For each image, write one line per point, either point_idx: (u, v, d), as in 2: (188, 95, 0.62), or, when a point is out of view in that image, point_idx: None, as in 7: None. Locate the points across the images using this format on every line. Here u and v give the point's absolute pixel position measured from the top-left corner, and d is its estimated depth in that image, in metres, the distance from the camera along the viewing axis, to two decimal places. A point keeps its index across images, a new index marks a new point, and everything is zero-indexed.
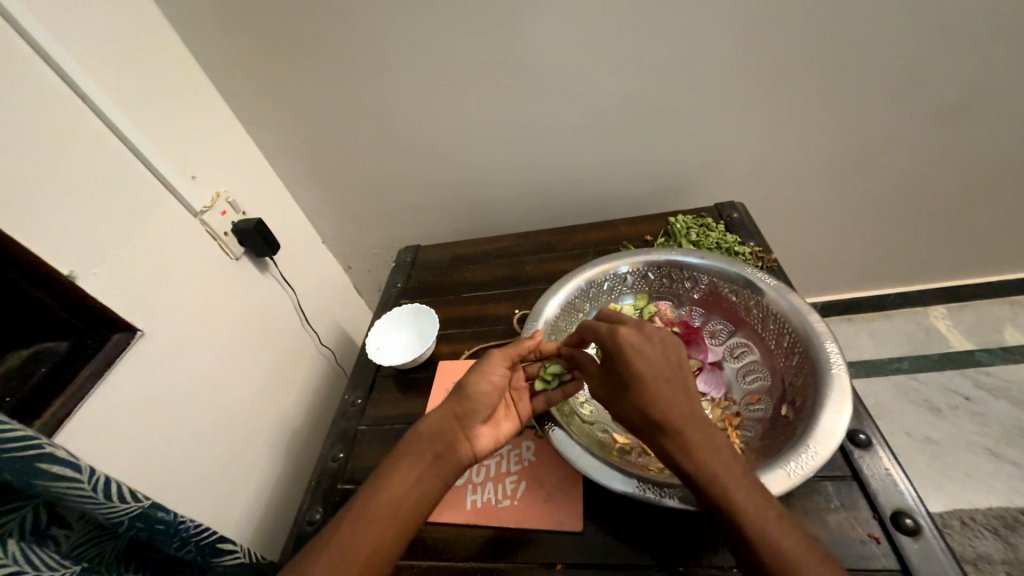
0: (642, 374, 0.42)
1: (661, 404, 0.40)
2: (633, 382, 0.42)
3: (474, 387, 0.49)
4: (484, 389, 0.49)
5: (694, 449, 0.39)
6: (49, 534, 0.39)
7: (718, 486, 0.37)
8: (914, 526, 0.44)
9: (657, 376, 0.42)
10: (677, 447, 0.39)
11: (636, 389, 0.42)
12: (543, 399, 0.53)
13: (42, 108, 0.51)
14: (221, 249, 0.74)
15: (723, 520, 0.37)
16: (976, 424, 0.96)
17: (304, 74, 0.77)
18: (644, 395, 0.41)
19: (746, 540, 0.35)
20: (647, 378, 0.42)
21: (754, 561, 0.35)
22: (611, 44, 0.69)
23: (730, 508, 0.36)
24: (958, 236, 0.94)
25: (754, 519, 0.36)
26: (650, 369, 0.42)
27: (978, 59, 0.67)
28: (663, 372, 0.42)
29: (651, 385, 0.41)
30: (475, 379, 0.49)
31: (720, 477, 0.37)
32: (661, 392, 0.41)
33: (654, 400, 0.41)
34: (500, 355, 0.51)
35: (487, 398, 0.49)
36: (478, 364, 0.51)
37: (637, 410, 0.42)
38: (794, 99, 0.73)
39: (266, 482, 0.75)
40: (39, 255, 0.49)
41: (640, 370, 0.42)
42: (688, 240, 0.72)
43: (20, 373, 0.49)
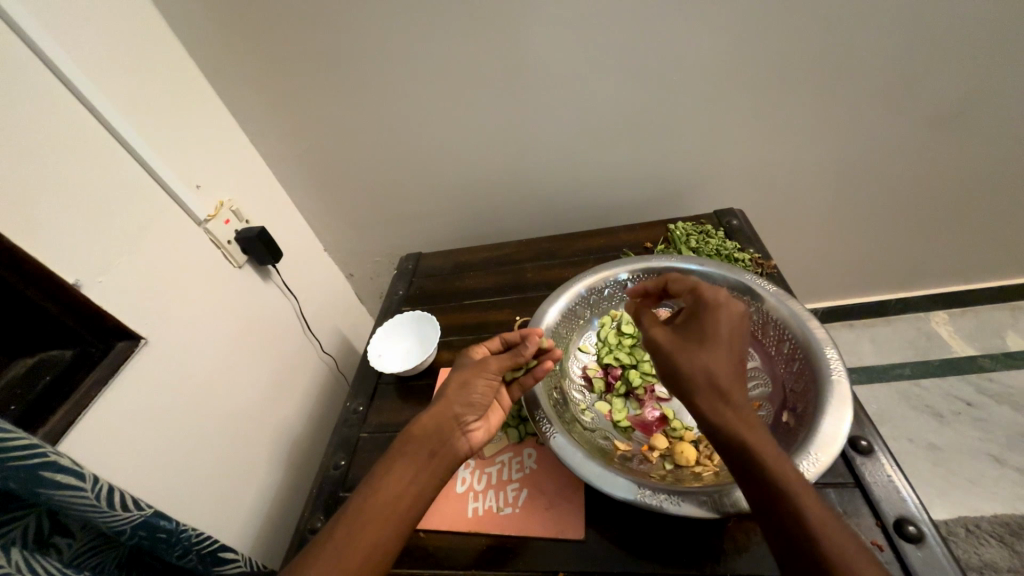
0: (725, 342, 0.43)
1: (727, 374, 0.41)
2: (713, 342, 0.43)
3: (468, 387, 0.50)
4: (479, 387, 0.50)
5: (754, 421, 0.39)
6: (51, 542, 0.39)
7: (776, 465, 0.37)
8: (917, 533, 0.44)
9: (735, 348, 0.43)
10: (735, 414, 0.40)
11: (711, 350, 0.43)
12: (519, 387, 0.54)
13: (47, 120, 0.52)
14: (225, 257, 0.75)
15: (768, 494, 0.36)
16: (979, 430, 0.96)
17: (306, 84, 0.78)
18: (717, 355, 0.42)
19: (793, 516, 0.35)
20: (725, 348, 0.43)
21: (796, 537, 0.35)
22: (608, 54, 0.70)
23: (781, 483, 0.36)
24: (958, 241, 0.94)
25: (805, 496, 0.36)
26: (732, 339, 0.43)
27: (971, 68, 0.68)
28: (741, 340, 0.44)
29: (727, 348, 0.43)
30: (467, 380, 0.50)
31: (777, 457, 0.37)
32: (733, 363, 0.42)
33: (724, 361, 0.42)
34: (491, 359, 0.52)
35: (479, 396, 0.50)
36: (466, 371, 0.51)
37: (703, 368, 0.42)
38: (790, 106, 0.74)
39: (268, 490, 0.75)
40: (46, 264, 0.50)
41: (726, 337, 0.43)
42: (687, 247, 0.73)
43: (23, 382, 0.50)
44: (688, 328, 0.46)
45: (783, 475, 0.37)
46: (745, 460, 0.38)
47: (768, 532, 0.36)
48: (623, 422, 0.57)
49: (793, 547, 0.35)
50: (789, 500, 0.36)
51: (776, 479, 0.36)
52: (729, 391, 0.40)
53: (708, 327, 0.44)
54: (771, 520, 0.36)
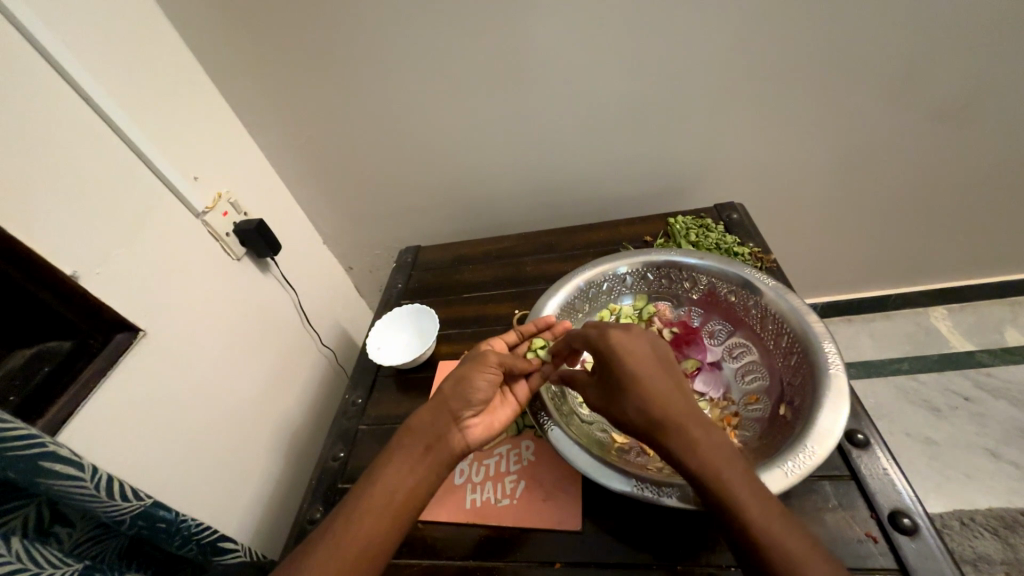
0: (641, 376, 0.42)
1: (660, 407, 0.41)
2: (635, 384, 0.42)
3: (467, 383, 0.49)
4: (478, 387, 0.49)
5: (697, 445, 0.39)
6: (52, 531, 0.40)
7: (725, 488, 0.37)
8: (911, 525, 0.44)
9: (657, 378, 0.42)
10: (677, 446, 0.39)
11: (636, 393, 0.42)
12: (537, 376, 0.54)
13: (44, 110, 0.52)
14: (223, 249, 0.75)
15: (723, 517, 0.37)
16: (976, 425, 0.96)
17: (305, 76, 0.78)
18: (643, 399, 0.41)
19: (746, 537, 0.35)
20: (645, 383, 0.42)
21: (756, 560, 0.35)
22: (608, 45, 0.69)
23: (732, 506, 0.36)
24: (958, 236, 0.94)
25: (757, 517, 0.35)
26: (648, 371, 0.42)
27: (975, 62, 0.67)
28: (659, 372, 0.42)
29: (650, 382, 0.42)
30: (466, 376, 0.49)
31: (727, 479, 0.37)
32: (660, 395, 0.41)
33: (651, 397, 0.41)
34: (491, 353, 0.52)
35: (478, 393, 0.49)
36: (465, 368, 0.50)
37: (637, 411, 0.41)
38: (791, 100, 0.73)
39: (268, 482, 0.76)
40: (44, 255, 0.50)
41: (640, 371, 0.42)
42: (687, 241, 0.73)
43: (22, 374, 0.49)
44: (605, 372, 0.45)
45: (743, 502, 0.36)
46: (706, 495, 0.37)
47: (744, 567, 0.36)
48: None
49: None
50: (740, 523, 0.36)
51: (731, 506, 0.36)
52: (670, 431, 0.40)
53: (616, 370, 0.43)
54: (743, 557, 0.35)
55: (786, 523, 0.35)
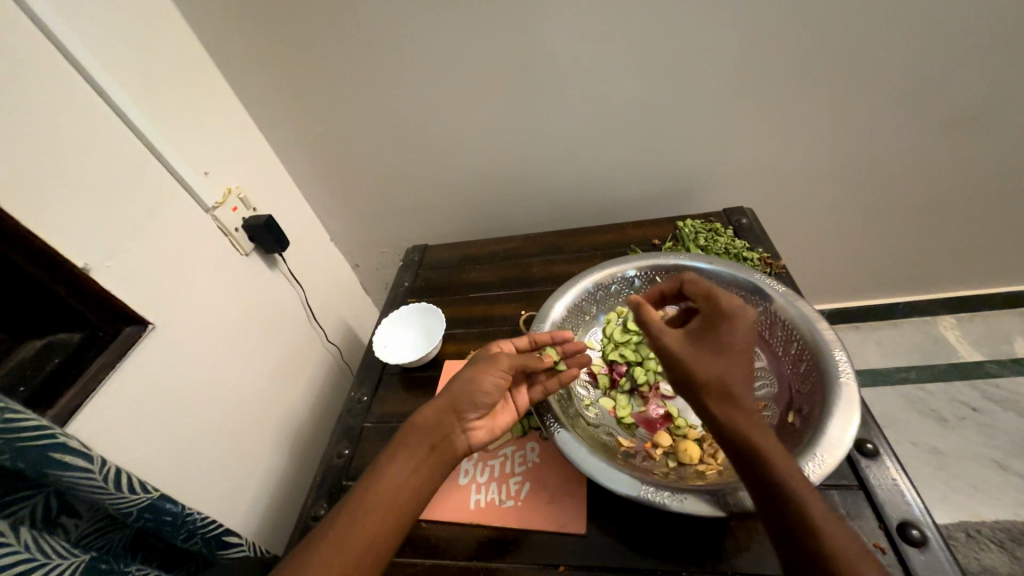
0: (733, 350, 0.43)
1: (737, 379, 0.41)
2: (726, 350, 0.43)
3: (475, 385, 0.49)
4: (486, 390, 0.49)
5: (759, 423, 0.39)
6: (59, 522, 0.40)
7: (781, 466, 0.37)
8: (920, 537, 0.44)
9: (741, 356, 0.43)
10: (744, 417, 0.40)
11: (726, 360, 0.42)
12: (541, 389, 0.53)
13: (58, 104, 0.52)
14: (232, 244, 0.75)
15: (773, 492, 0.36)
16: (983, 436, 0.95)
17: (316, 74, 0.78)
18: (729, 364, 0.42)
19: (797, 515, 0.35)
20: (732, 356, 0.43)
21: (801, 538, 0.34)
22: (619, 48, 0.69)
23: (787, 484, 0.36)
24: (970, 245, 0.93)
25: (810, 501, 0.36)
26: (740, 346, 0.44)
27: (991, 69, 0.67)
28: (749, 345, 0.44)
29: (738, 358, 0.43)
30: (475, 378, 0.49)
31: (783, 459, 0.38)
32: (738, 370, 0.42)
33: (733, 369, 0.42)
34: (504, 355, 0.51)
35: (486, 396, 0.49)
36: (474, 369, 0.50)
37: (718, 374, 0.41)
38: (803, 105, 0.73)
39: (272, 477, 0.76)
40: (56, 248, 0.50)
41: (737, 344, 0.43)
42: (696, 245, 0.72)
43: (33, 366, 0.50)
44: (701, 331, 0.45)
45: (790, 475, 0.37)
46: (753, 460, 0.38)
47: (774, 532, 0.36)
48: (626, 419, 0.56)
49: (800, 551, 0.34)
50: (795, 502, 0.35)
51: (787, 484, 0.36)
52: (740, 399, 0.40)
53: (719, 333, 0.44)
54: (779, 523, 0.36)
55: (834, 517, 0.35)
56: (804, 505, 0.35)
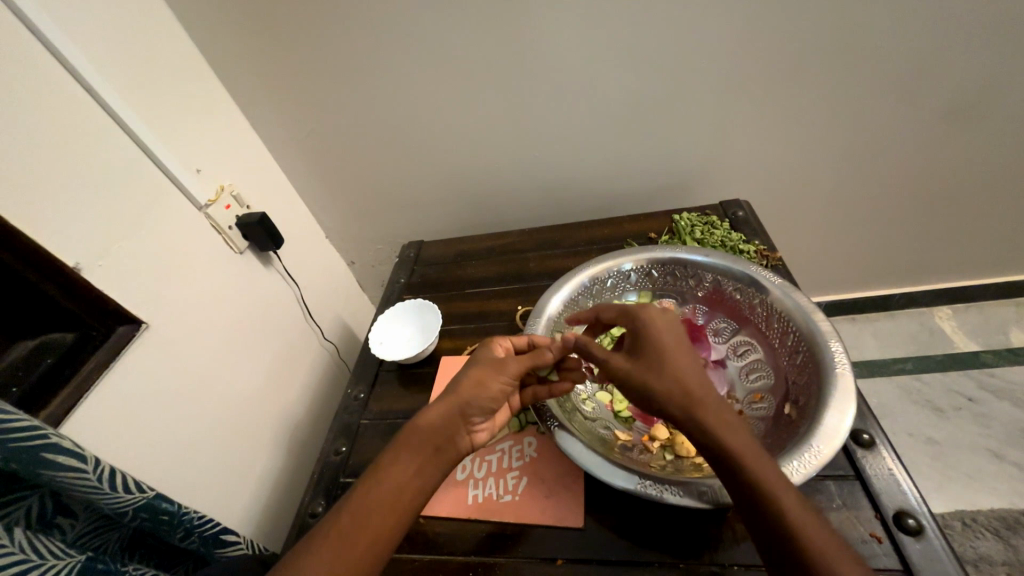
0: (675, 351, 0.44)
1: (692, 380, 0.42)
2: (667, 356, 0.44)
3: (483, 387, 0.49)
4: (492, 394, 0.49)
5: (727, 422, 0.40)
6: (55, 523, 0.40)
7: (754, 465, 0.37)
8: (916, 526, 0.44)
9: (687, 355, 0.44)
10: (710, 418, 0.40)
11: (671, 363, 0.43)
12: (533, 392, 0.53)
13: (45, 101, 0.51)
14: (226, 242, 0.75)
15: (750, 494, 0.37)
16: (979, 426, 0.96)
17: (308, 69, 0.77)
18: (674, 367, 0.43)
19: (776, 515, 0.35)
20: (676, 357, 0.44)
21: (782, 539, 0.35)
22: (614, 40, 0.68)
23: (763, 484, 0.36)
24: (966, 235, 0.93)
25: (788, 498, 0.36)
26: (679, 346, 0.45)
27: (987, 59, 0.66)
28: (687, 349, 0.45)
29: (683, 358, 0.44)
30: (483, 380, 0.49)
31: (755, 457, 0.38)
32: (690, 371, 0.43)
33: (685, 370, 0.43)
34: (513, 360, 0.51)
35: (491, 399, 0.49)
36: (481, 371, 0.49)
37: (672, 380, 0.42)
38: (799, 97, 0.73)
39: (269, 475, 0.76)
40: (46, 247, 0.50)
41: (675, 346, 0.45)
42: (692, 238, 0.72)
43: (25, 365, 0.49)
44: (635, 347, 0.47)
45: (763, 475, 0.37)
46: (723, 461, 0.38)
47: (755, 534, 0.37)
48: (623, 412, 0.57)
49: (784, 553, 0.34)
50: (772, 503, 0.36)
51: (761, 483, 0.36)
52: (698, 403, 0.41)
53: (651, 342, 0.45)
54: (759, 525, 0.36)
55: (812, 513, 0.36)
56: (779, 505, 0.35)
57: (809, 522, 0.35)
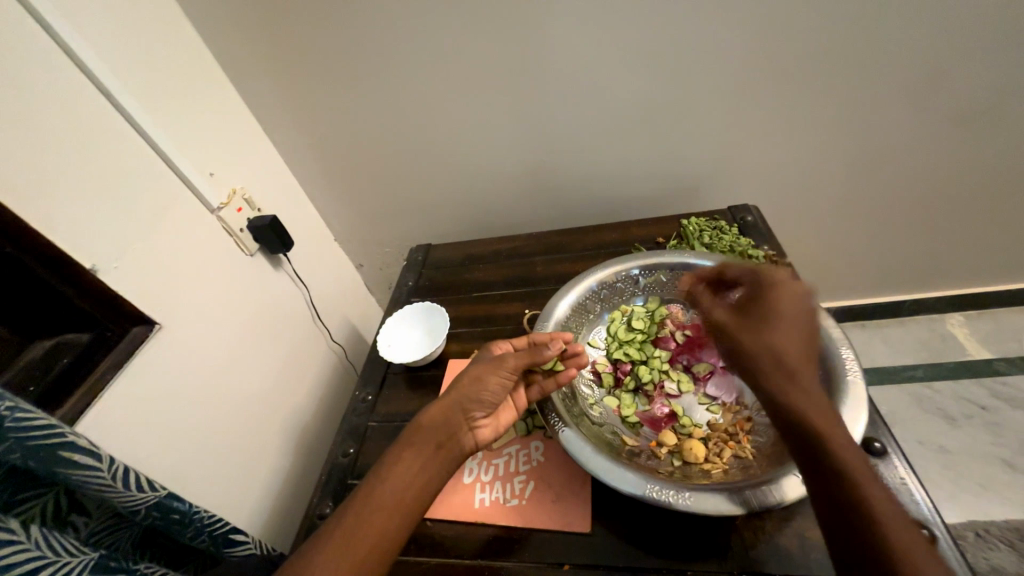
0: (788, 322, 0.43)
1: (795, 354, 0.41)
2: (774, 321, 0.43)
3: (480, 383, 0.50)
4: (490, 389, 0.50)
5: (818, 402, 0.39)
6: (69, 520, 0.40)
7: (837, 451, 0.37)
8: (929, 536, 0.43)
9: (798, 328, 0.43)
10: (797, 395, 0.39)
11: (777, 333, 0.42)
12: (538, 389, 0.53)
13: (62, 106, 0.52)
14: (237, 244, 0.76)
15: (829, 478, 0.36)
16: (992, 435, 0.94)
17: (319, 73, 0.78)
18: (779, 337, 0.42)
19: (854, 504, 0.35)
20: (784, 329, 0.42)
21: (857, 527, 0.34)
22: (622, 45, 0.69)
23: (845, 471, 0.36)
24: (979, 241, 0.92)
25: (871, 488, 0.35)
26: (795, 316, 0.43)
27: (1000, 63, 0.66)
28: (808, 321, 0.43)
29: (794, 329, 0.42)
30: (481, 376, 0.50)
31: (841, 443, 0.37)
32: (791, 344, 0.42)
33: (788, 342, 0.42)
34: (509, 356, 0.51)
35: (491, 395, 0.50)
36: (479, 369, 0.51)
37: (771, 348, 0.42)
38: (808, 102, 0.72)
39: (277, 476, 0.76)
40: (63, 248, 0.51)
41: (790, 316, 0.43)
42: (701, 243, 0.72)
43: (42, 365, 0.50)
44: (751, 309, 0.45)
45: (847, 462, 0.36)
46: (807, 443, 0.38)
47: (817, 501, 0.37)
48: (631, 418, 0.57)
49: (844, 523, 0.35)
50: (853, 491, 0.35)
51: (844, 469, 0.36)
52: (797, 371, 0.40)
53: (771, 308, 0.44)
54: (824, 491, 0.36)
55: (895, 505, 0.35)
56: (851, 481, 0.35)
57: (881, 501, 0.34)
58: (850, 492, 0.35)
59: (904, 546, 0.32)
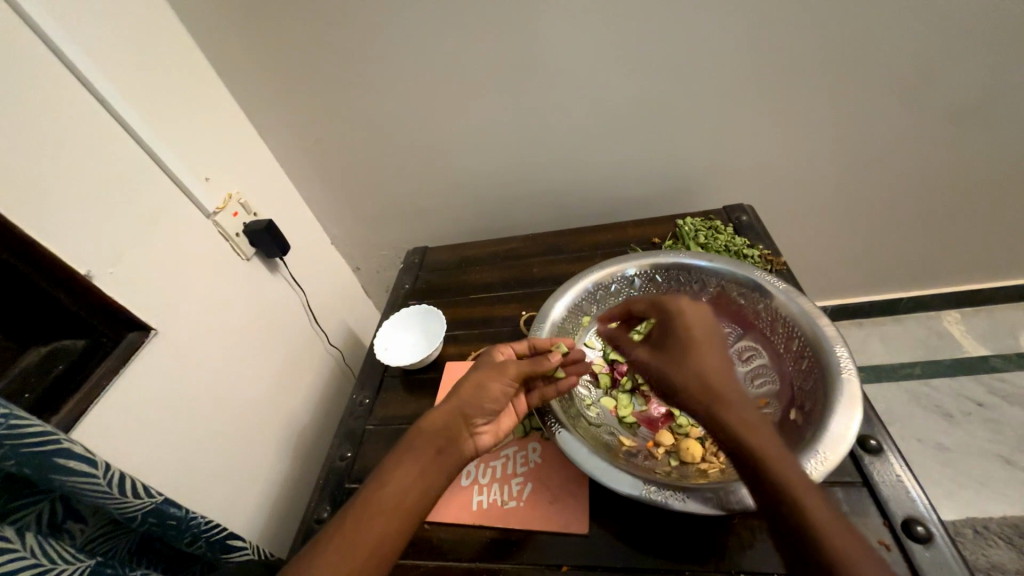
0: (699, 346, 0.46)
1: (714, 374, 0.44)
2: (689, 349, 0.46)
3: (483, 390, 0.49)
4: (492, 395, 0.50)
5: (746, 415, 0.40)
6: (65, 527, 0.40)
7: (770, 461, 0.37)
8: (926, 533, 0.44)
9: (712, 350, 0.46)
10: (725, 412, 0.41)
11: (692, 357, 0.45)
12: (539, 395, 0.53)
13: (56, 112, 0.52)
14: (233, 249, 0.76)
15: (767, 490, 0.37)
16: (989, 432, 0.94)
17: (314, 77, 0.78)
18: (695, 359, 0.45)
19: (793, 513, 0.35)
20: (699, 351, 0.46)
21: (800, 537, 0.34)
22: (616, 46, 0.69)
23: (781, 481, 0.36)
24: (973, 238, 0.93)
25: (805, 495, 0.35)
26: (704, 340, 0.47)
27: (991, 61, 0.66)
28: (717, 345, 0.47)
29: (708, 351, 0.46)
30: (483, 382, 0.50)
31: (774, 453, 0.38)
32: (710, 365, 0.44)
33: (706, 364, 0.45)
34: (512, 363, 0.51)
35: (493, 401, 0.50)
36: (482, 374, 0.50)
37: (690, 371, 0.44)
38: (802, 101, 0.73)
39: (275, 481, 0.76)
40: (57, 254, 0.51)
41: (700, 340, 0.47)
42: (696, 243, 0.72)
43: (38, 370, 0.50)
44: (664, 340, 0.49)
45: (783, 472, 0.37)
46: (743, 460, 0.38)
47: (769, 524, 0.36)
48: (628, 418, 0.57)
49: (794, 544, 0.34)
50: (789, 501, 0.35)
51: (778, 480, 0.36)
52: (718, 391, 0.42)
53: (681, 334, 0.48)
54: (771, 511, 0.36)
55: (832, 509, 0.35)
56: (793, 496, 0.35)
57: (822, 512, 0.34)
58: (795, 509, 0.35)
59: (857, 561, 0.32)
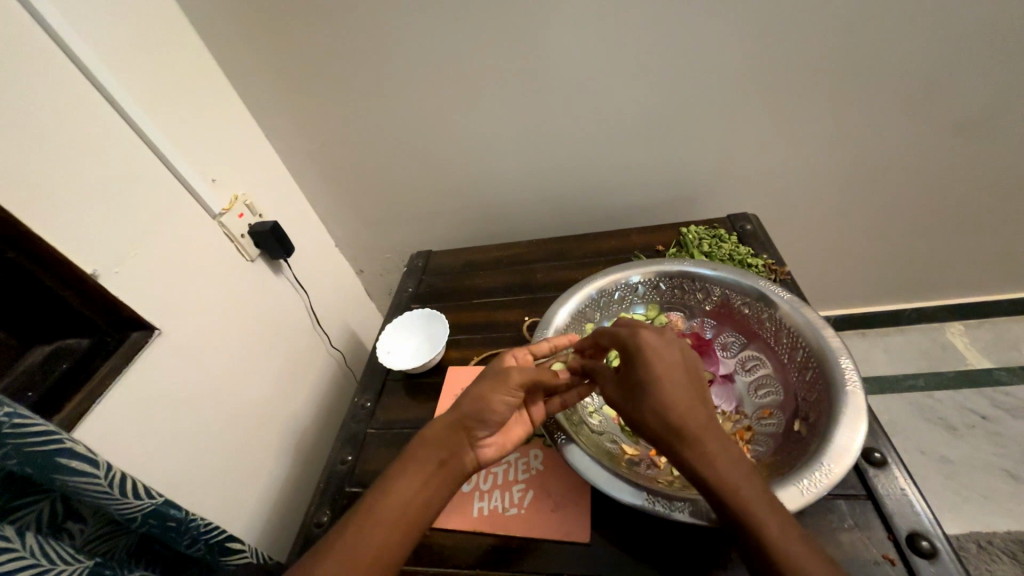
0: (664, 381, 0.41)
1: (677, 410, 0.40)
2: (653, 387, 0.41)
3: (485, 402, 0.47)
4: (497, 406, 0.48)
5: (711, 455, 0.38)
6: (65, 527, 0.40)
7: (741, 505, 0.36)
8: (930, 549, 0.43)
9: (676, 384, 0.41)
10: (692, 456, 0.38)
11: (655, 396, 0.41)
12: (557, 403, 0.52)
13: (64, 112, 0.53)
14: (238, 250, 0.76)
15: (742, 535, 0.35)
16: (993, 445, 0.94)
17: (323, 81, 0.79)
18: (660, 398, 0.41)
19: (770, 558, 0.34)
20: (666, 388, 0.41)
21: None
22: (623, 53, 0.69)
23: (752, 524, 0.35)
24: (977, 250, 0.93)
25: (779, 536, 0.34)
26: (668, 374, 0.42)
27: (997, 74, 0.66)
28: (684, 377, 0.42)
29: (675, 386, 0.41)
30: (486, 394, 0.48)
31: (744, 496, 0.36)
32: (679, 400, 0.40)
33: (672, 400, 0.40)
34: (515, 369, 0.49)
35: (498, 412, 0.48)
36: (487, 381, 0.48)
37: (654, 412, 0.41)
38: (807, 111, 0.73)
39: (275, 483, 0.76)
40: (64, 253, 0.51)
41: (664, 374, 0.42)
42: (700, 251, 0.72)
43: (43, 369, 0.51)
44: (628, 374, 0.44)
45: (756, 515, 0.35)
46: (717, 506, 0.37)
47: None
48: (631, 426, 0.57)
49: None
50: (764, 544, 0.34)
51: (750, 524, 0.35)
52: (681, 434, 0.39)
53: (643, 369, 0.42)
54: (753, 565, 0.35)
55: (812, 550, 0.34)
56: (766, 542, 0.34)
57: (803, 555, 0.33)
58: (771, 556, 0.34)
59: None
